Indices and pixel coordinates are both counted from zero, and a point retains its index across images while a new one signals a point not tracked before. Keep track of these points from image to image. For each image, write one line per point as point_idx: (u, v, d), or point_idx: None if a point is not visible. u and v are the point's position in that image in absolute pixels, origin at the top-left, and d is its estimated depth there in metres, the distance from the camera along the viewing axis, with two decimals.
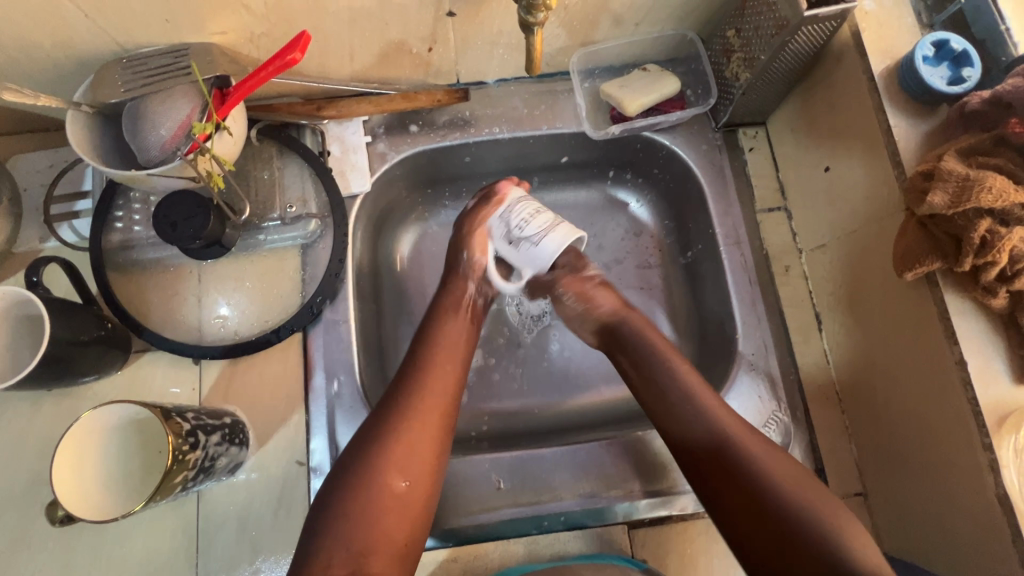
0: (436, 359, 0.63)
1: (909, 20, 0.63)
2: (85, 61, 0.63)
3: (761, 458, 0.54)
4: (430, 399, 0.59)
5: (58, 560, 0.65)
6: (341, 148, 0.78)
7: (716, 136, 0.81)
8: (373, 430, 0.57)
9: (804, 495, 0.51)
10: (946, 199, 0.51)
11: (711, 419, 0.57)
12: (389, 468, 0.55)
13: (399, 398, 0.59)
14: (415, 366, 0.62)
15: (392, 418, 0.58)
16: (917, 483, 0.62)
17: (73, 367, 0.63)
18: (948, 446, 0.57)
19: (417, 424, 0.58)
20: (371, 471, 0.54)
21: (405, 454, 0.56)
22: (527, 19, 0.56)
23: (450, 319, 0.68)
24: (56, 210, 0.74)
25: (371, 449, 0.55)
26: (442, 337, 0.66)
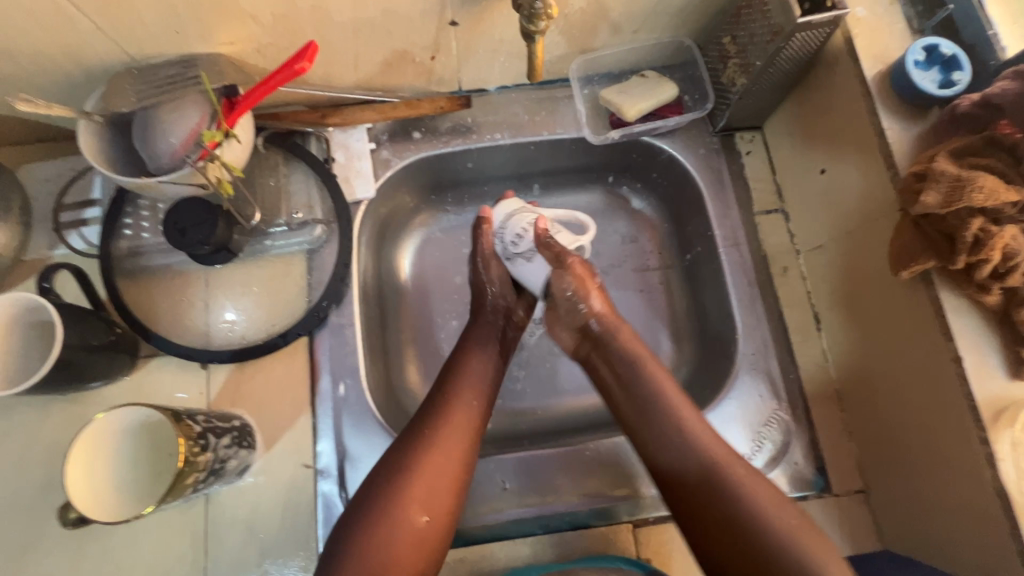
0: (461, 391, 0.64)
1: (899, 26, 0.65)
2: (96, 72, 0.65)
3: (738, 478, 0.55)
4: (455, 429, 0.60)
5: (68, 565, 0.66)
6: (345, 155, 0.79)
7: (713, 140, 0.83)
8: (397, 461, 0.58)
9: (774, 516, 0.52)
10: (938, 199, 0.53)
11: (703, 449, 0.57)
12: (412, 502, 0.56)
13: (424, 429, 0.60)
14: (444, 394, 0.63)
15: (418, 446, 0.59)
16: (920, 490, 0.62)
17: (83, 372, 0.63)
18: (946, 453, 0.58)
19: (440, 453, 0.59)
20: (393, 501, 0.55)
21: (427, 488, 0.57)
22: (529, 28, 0.57)
23: (476, 347, 0.69)
24: (65, 218, 0.75)
25: (397, 482, 0.56)
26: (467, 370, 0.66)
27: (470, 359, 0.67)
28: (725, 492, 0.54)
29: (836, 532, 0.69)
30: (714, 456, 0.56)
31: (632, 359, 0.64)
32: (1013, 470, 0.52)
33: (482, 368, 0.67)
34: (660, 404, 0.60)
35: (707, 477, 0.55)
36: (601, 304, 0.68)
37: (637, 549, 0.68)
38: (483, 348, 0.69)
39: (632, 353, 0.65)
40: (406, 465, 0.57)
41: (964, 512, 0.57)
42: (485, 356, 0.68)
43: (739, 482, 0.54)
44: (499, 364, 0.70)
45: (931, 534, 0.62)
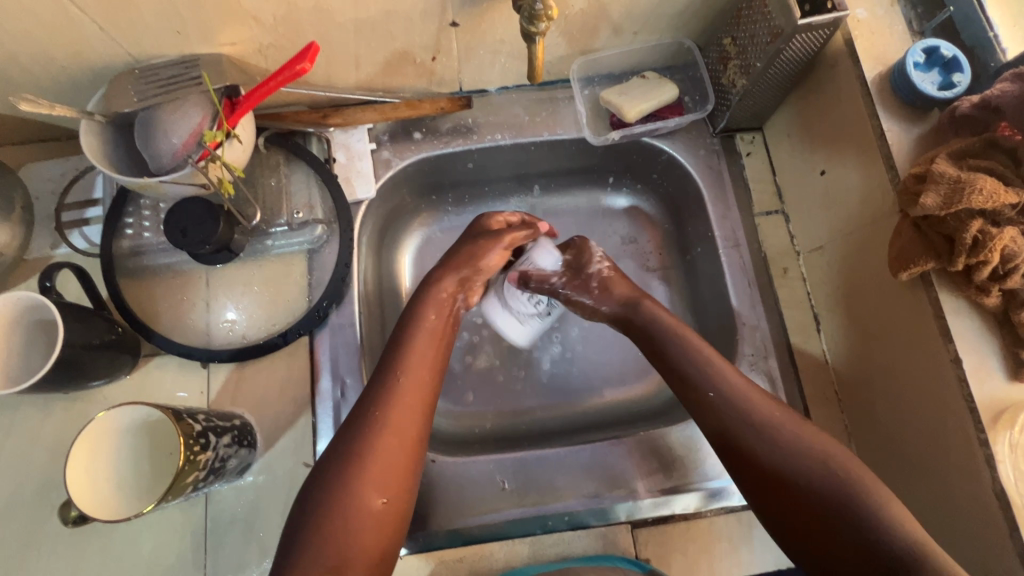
0: (412, 367, 0.62)
1: (899, 28, 0.65)
2: (98, 72, 0.65)
3: (786, 428, 0.56)
4: (405, 407, 0.59)
5: (68, 562, 0.66)
6: (346, 156, 0.79)
7: (714, 141, 0.83)
8: (347, 445, 0.56)
9: (824, 460, 0.54)
10: (938, 201, 0.52)
11: (735, 405, 0.59)
12: (366, 486, 0.54)
13: (372, 408, 0.58)
14: (390, 372, 0.61)
15: (369, 428, 0.57)
16: (918, 481, 0.62)
17: (85, 371, 0.64)
18: (944, 445, 0.58)
19: (394, 434, 0.57)
20: (345, 486, 0.54)
21: (383, 470, 0.55)
22: (530, 30, 0.57)
23: (428, 321, 0.66)
24: (67, 217, 0.75)
25: (351, 466, 0.55)
26: (418, 346, 0.64)
27: (419, 335, 0.65)
28: (769, 445, 0.56)
29: None
30: (755, 408, 0.58)
31: (659, 321, 0.67)
32: (1013, 472, 0.52)
33: (432, 343, 0.65)
34: (693, 364, 0.62)
35: (750, 431, 0.57)
36: (622, 283, 0.73)
37: (636, 551, 0.68)
38: (437, 321, 0.67)
39: (663, 318, 0.68)
40: (356, 449, 0.56)
41: (959, 503, 0.57)
42: (435, 329, 0.66)
43: (788, 436, 0.56)
44: (448, 338, 0.67)
45: (924, 522, 0.62)
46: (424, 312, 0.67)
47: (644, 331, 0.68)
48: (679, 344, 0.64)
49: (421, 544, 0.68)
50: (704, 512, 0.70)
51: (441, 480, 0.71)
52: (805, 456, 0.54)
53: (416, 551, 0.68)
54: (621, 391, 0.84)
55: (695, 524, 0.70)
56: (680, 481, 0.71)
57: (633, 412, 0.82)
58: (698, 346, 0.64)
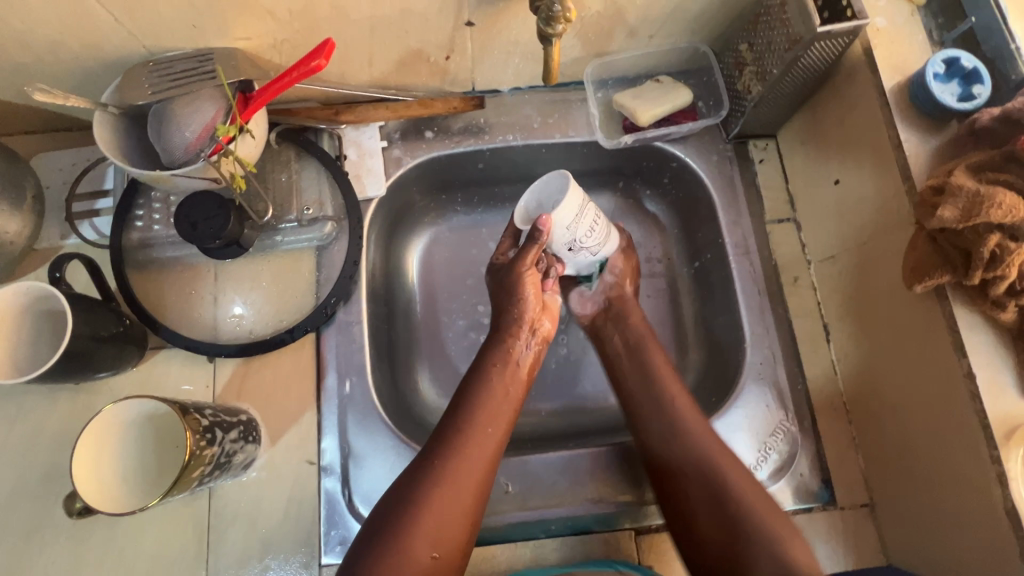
0: (480, 420, 0.62)
1: (919, 37, 0.64)
2: (112, 64, 0.65)
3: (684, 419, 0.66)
4: (470, 458, 0.59)
5: (71, 553, 0.66)
6: (357, 153, 0.79)
7: (726, 147, 0.82)
8: (406, 491, 0.57)
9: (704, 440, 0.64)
10: (956, 214, 0.52)
11: (661, 406, 0.68)
12: (420, 539, 0.54)
13: (432, 455, 0.59)
14: (455, 427, 0.61)
15: (427, 476, 0.58)
16: (932, 514, 0.61)
17: (93, 362, 0.64)
18: (957, 481, 0.58)
19: (454, 483, 0.57)
20: (400, 537, 0.54)
21: (438, 524, 0.56)
22: (546, 31, 0.57)
23: (500, 366, 0.67)
24: (78, 208, 0.76)
25: (404, 517, 0.55)
26: (488, 394, 0.65)
27: (486, 378, 0.66)
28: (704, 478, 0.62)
29: (839, 544, 0.68)
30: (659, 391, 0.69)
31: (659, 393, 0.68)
32: None
33: (499, 383, 0.66)
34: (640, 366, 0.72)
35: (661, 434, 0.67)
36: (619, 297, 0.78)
37: (639, 557, 0.68)
38: (507, 364, 0.68)
39: (627, 364, 0.72)
40: (411, 500, 0.56)
41: (974, 556, 0.57)
42: (507, 380, 0.67)
43: (720, 467, 0.62)
44: (519, 388, 0.68)
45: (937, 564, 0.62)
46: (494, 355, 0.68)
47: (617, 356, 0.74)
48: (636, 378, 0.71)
49: None
50: None
51: None
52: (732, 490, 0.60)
53: None
54: None
55: None
56: None
57: None
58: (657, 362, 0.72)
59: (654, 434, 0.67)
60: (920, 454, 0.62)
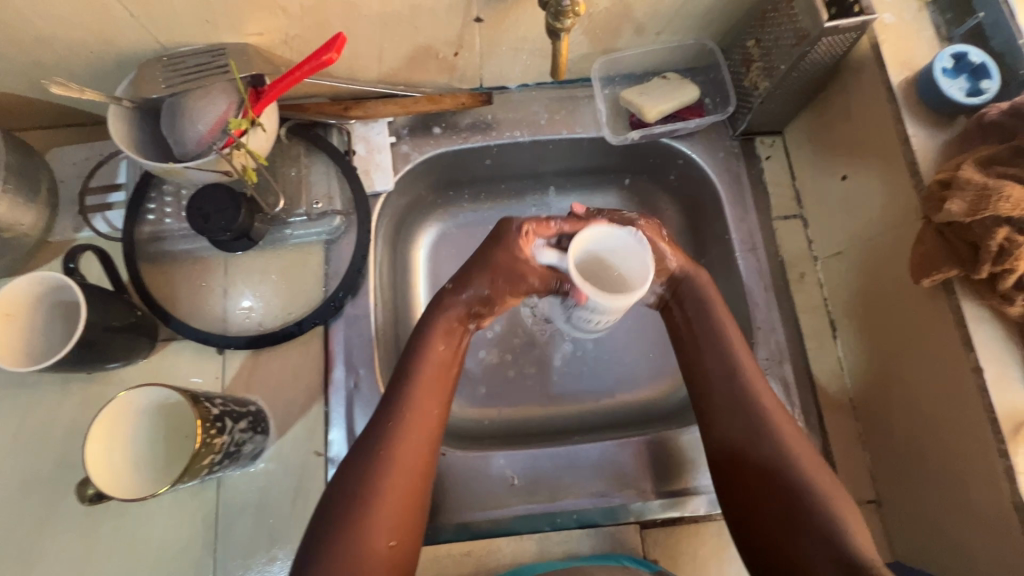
0: (420, 402, 0.60)
1: (926, 33, 0.64)
2: (127, 59, 0.66)
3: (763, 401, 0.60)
4: (410, 443, 0.58)
5: (82, 541, 0.67)
6: (366, 148, 0.80)
7: (733, 144, 0.82)
8: (357, 482, 0.56)
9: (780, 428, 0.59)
10: (964, 207, 0.52)
11: (732, 383, 0.61)
12: (377, 529, 0.54)
13: (377, 443, 0.57)
14: (397, 412, 0.59)
15: (373, 467, 0.56)
16: (939, 509, 0.61)
17: (105, 352, 0.65)
18: (967, 476, 0.57)
19: (399, 473, 0.57)
20: (355, 530, 0.53)
21: (390, 514, 0.55)
22: (555, 26, 0.58)
23: (437, 344, 0.63)
24: (91, 201, 0.77)
25: (357, 509, 0.54)
26: (428, 374, 0.62)
27: (414, 361, 0.62)
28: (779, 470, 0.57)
29: None
30: (726, 367, 0.62)
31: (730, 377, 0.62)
32: None
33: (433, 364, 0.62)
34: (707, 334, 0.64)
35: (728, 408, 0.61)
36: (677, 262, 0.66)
37: (644, 551, 0.68)
38: (443, 344, 0.63)
39: (687, 334, 0.66)
40: (359, 489, 0.55)
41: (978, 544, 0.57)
42: (443, 361, 0.63)
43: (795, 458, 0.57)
44: (455, 367, 0.64)
45: (937, 544, 0.62)
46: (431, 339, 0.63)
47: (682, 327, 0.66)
48: (699, 353, 0.64)
49: (429, 535, 0.68)
50: (715, 515, 0.70)
51: (449, 474, 0.70)
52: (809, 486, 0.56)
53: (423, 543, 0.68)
54: (633, 392, 0.84)
55: (704, 526, 0.69)
56: (690, 481, 0.70)
57: (646, 415, 0.82)
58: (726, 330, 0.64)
59: (718, 415, 0.61)
60: (933, 443, 0.61)
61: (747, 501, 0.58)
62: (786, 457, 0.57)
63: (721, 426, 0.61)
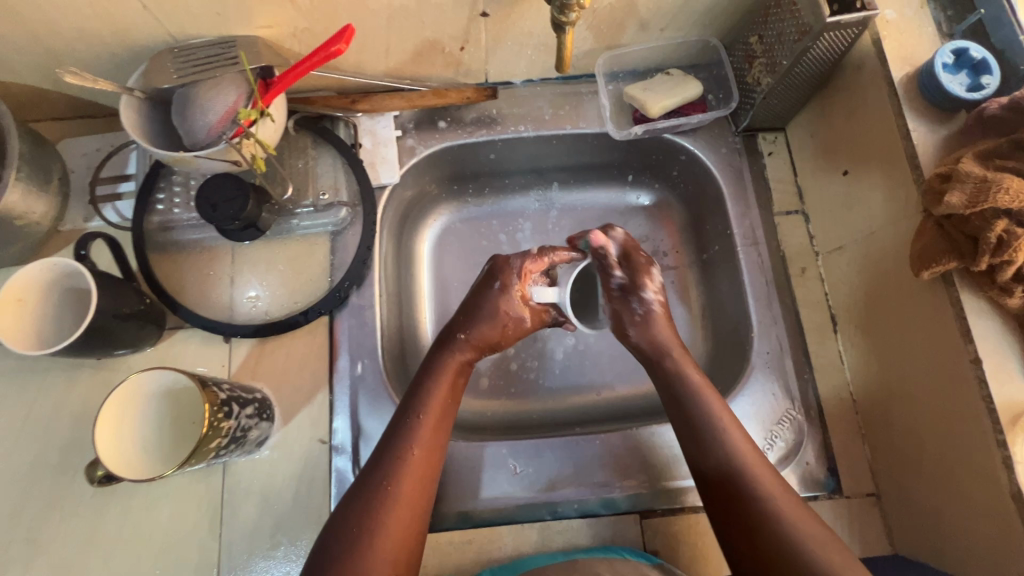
0: (419, 439, 0.62)
1: (928, 29, 0.65)
2: (139, 50, 0.67)
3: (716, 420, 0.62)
4: (410, 480, 0.59)
5: (89, 525, 0.68)
6: (372, 141, 0.81)
7: (735, 139, 0.83)
8: (360, 515, 0.56)
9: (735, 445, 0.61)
10: (963, 199, 0.53)
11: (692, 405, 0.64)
12: (377, 562, 0.54)
13: (379, 479, 0.59)
14: (398, 449, 0.61)
15: (374, 502, 0.57)
16: (938, 503, 0.62)
17: (113, 339, 0.66)
18: (965, 470, 0.58)
19: (399, 508, 0.58)
20: (357, 563, 0.54)
21: (392, 548, 0.55)
22: (560, 19, 0.58)
23: (437, 385, 0.66)
24: (101, 191, 0.78)
25: (359, 542, 0.55)
26: (428, 412, 0.64)
27: (418, 400, 0.64)
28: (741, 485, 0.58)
29: (845, 533, 0.68)
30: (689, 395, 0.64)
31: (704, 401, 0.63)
32: None
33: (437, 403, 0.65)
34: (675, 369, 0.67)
35: (689, 432, 0.63)
36: (664, 325, 0.70)
37: (644, 541, 0.68)
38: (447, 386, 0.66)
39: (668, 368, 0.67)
40: (363, 524, 0.56)
41: (979, 552, 0.57)
42: (443, 399, 0.65)
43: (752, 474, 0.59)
44: (454, 406, 0.67)
45: (940, 566, 0.62)
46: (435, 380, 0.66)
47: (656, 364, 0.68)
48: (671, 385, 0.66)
49: (431, 524, 0.69)
50: None
51: (451, 463, 0.71)
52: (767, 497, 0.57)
53: None
54: (634, 386, 0.85)
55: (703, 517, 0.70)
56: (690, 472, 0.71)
57: (647, 407, 0.83)
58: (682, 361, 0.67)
59: (685, 439, 0.63)
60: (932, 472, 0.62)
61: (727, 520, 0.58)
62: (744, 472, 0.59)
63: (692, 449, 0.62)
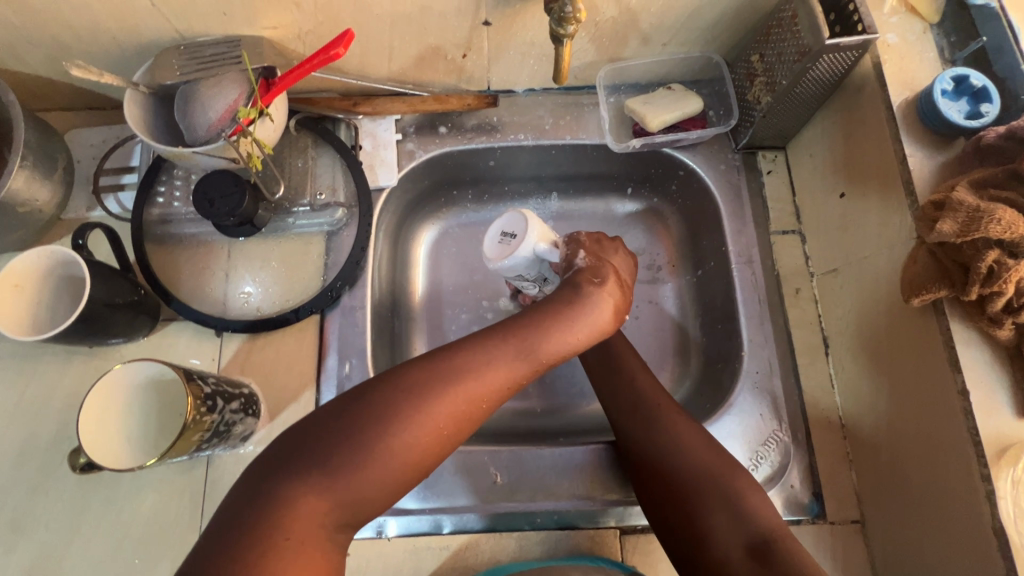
0: (532, 339, 0.56)
1: (929, 55, 0.65)
2: (146, 46, 0.69)
3: (647, 390, 0.69)
4: (488, 380, 0.53)
5: (73, 510, 0.69)
6: (372, 144, 0.82)
7: (735, 156, 0.83)
8: (424, 379, 0.51)
9: (661, 409, 0.66)
10: (955, 228, 0.52)
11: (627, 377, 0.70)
12: (410, 432, 0.49)
13: (469, 360, 0.53)
14: (509, 342, 0.55)
15: (449, 374, 0.52)
16: (919, 534, 0.61)
17: (106, 328, 0.67)
18: (948, 498, 0.57)
19: (460, 396, 0.51)
20: (394, 422, 0.49)
21: (431, 427, 0.50)
22: (558, 31, 0.59)
23: (591, 294, 0.60)
24: (105, 182, 0.79)
25: (406, 402, 0.50)
26: (568, 320, 0.58)
27: (556, 330, 0.57)
28: (666, 445, 0.63)
29: (827, 559, 0.67)
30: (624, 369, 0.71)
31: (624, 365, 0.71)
32: (1013, 509, 0.51)
33: (564, 348, 0.57)
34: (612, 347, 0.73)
35: (630, 405, 0.68)
36: None
37: (623, 557, 0.68)
38: (586, 332, 0.59)
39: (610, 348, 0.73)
40: (424, 390, 0.50)
41: (952, 548, 0.57)
42: (592, 320, 0.59)
43: (680, 435, 0.63)
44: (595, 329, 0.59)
45: None
46: (578, 323, 0.58)
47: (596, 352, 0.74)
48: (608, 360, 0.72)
49: (410, 527, 0.69)
50: None
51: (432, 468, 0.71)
52: (693, 456, 0.61)
53: (403, 535, 0.69)
54: None
55: None
56: None
57: None
58: (621, 343, 0.74)
59: (619, 408, 0.68)
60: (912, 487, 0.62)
61: (660, 486, 0.61)
62: (669, 434, 0.64)
63: (632, 424, 0.66)
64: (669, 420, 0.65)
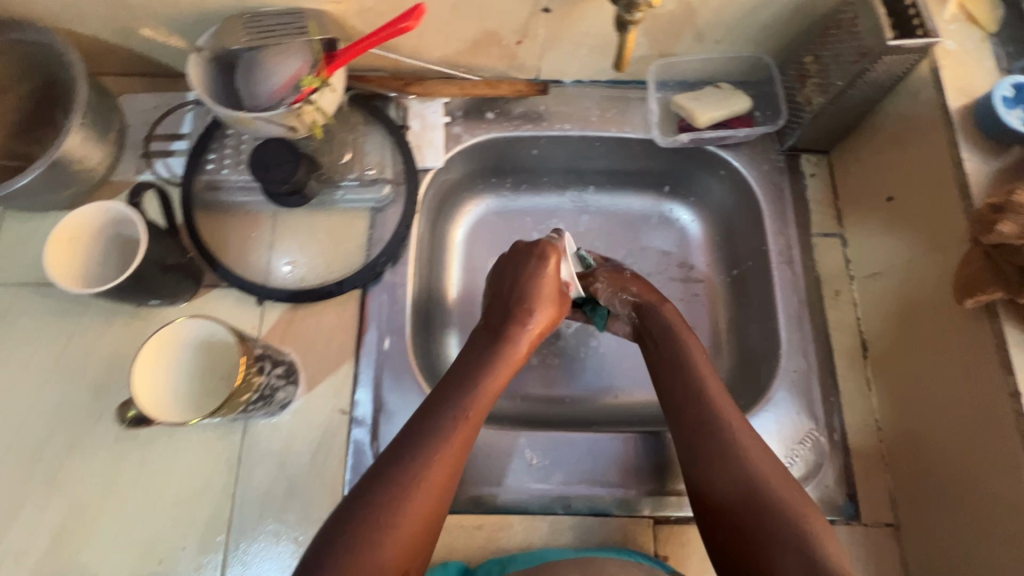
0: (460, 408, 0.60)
1: (987, 63, 0.65)
2: (211, 13, 0.70)
3: (718, 409, 0.64)
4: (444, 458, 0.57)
5: (108, 468, 0.69)
6: (421, 124, 0.82)
7: (779, 158, 0.83)
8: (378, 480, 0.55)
9: (737, 434, 0.62)
10: (1016, 229, 0.51)
11: (692, 388, 0.66)
12: (400, 534, 0.53)
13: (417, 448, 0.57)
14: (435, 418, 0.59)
15: (407, 471, 0.55)
16: (960, 539, 0.61)
17: (154, 287, 0.67)
18: (994, 503, 0.57)
19: (426, 487, 0.55)
20: (376, 529, 0.52)
21: (416, 518, 0.54)
22: (625, 16, 0.59)
23: (491, 351, 0.66)
24: (155, 147, 0.80)
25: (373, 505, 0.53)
26: (483, 380, 0.63)
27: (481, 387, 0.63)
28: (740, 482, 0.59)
29: (861, 560, 0.67)
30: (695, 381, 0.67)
31: (694, 372, 0.68)
32: None
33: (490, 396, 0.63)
34: (677, 352, 0.70)
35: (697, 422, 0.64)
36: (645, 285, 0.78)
37: (655, 547, 0.68)
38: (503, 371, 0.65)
39: (680, 351, 0.70)
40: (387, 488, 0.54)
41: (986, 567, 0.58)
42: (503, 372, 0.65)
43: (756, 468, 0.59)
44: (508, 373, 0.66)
45: None
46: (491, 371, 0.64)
47: (669, 353, 0.71)
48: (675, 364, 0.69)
49: None
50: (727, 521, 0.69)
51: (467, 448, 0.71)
52: (774, 499, 0.57)
53: None
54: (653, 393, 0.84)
55: None
56: None
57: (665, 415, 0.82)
58: (695, 349, 0.70)
59: (685, 424, 0.65)
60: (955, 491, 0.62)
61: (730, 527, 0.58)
62: (743, 469, 0.60)
63: (701, 442, 0.63)
64: (740, 453, 0.61)
